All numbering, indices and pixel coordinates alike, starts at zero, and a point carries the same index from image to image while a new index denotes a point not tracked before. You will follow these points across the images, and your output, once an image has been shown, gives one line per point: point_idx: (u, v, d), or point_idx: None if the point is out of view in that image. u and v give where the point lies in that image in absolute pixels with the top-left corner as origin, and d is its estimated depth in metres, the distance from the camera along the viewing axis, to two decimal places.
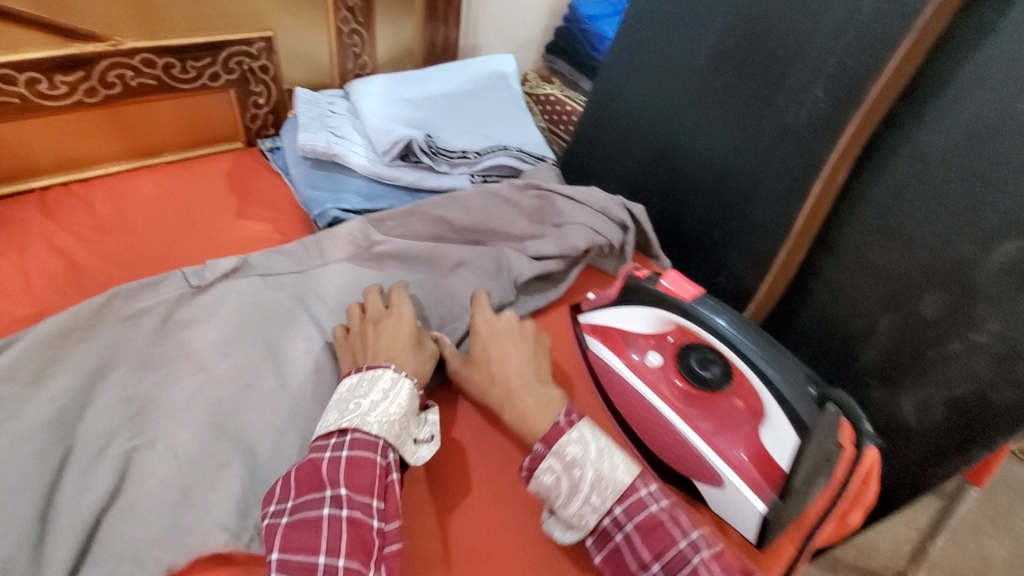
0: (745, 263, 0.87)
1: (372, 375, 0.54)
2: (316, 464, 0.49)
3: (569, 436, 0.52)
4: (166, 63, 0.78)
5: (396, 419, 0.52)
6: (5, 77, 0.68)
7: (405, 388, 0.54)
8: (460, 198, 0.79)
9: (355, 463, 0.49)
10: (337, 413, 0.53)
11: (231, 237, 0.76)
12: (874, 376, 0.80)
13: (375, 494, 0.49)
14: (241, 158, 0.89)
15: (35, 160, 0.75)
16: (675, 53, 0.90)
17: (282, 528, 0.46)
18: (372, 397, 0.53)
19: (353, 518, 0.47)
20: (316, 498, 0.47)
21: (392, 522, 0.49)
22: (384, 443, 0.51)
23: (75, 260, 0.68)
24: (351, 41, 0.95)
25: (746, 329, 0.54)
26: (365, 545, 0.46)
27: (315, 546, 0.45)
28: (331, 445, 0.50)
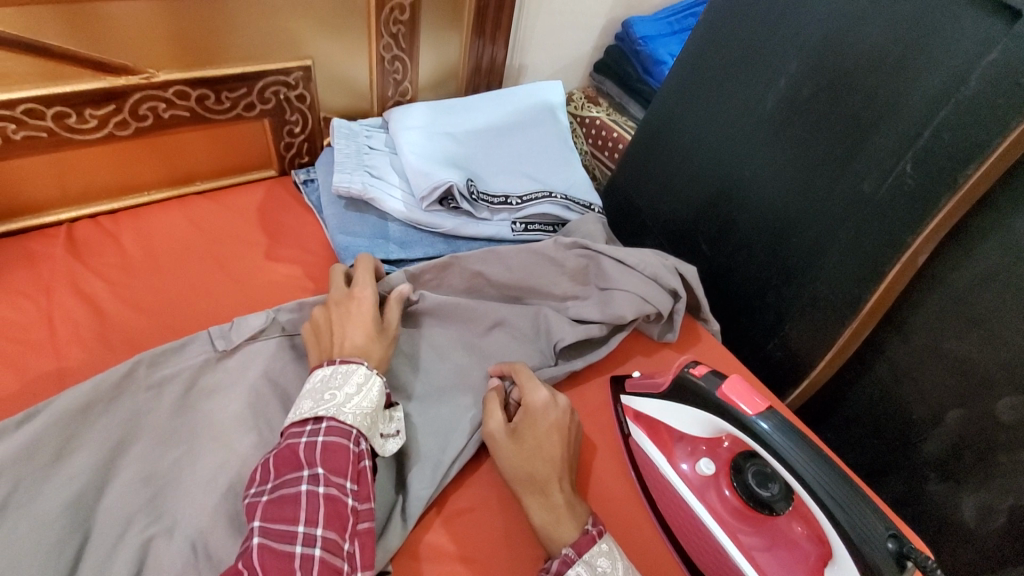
0: (801, 332, 0.81)
1: (347, 367, 0.55)
2: (294, 448, 0.49)
3: (601, 548, 0.50)
4: (200, 94, 0.74)
5: (368, 413, 0.53)
6: (34, 113, 0.64)
7: (376, 385, 0.55)
8: (501, 253, 0.74)
9: (331, 449, 0.49)
10: (311, 401, 0.52)
11: (260, 282, 0.73)
12: (934, 467, 0.74)
13: (349, 476, 0.49)
14: (273, 189, 0.85)
15: (64, 191, 0.73)
16: (739, 98, 0.82)
17: (261, 504, 0.46)
18: (347, 390, 0.53)
19: (329, 494, 0.47)
20: (294, 475, 0.47)
21: (366, 503, 0.49)
22: (358, 433, 0.51)
23: (101, 306, 0.66)
24: (392, 68, 0.90)
25: (799, 441, 0.48)
26: (342, 519, 0.46)
27: (294, 518, 0.45)
28: (307, 431, 0.50)
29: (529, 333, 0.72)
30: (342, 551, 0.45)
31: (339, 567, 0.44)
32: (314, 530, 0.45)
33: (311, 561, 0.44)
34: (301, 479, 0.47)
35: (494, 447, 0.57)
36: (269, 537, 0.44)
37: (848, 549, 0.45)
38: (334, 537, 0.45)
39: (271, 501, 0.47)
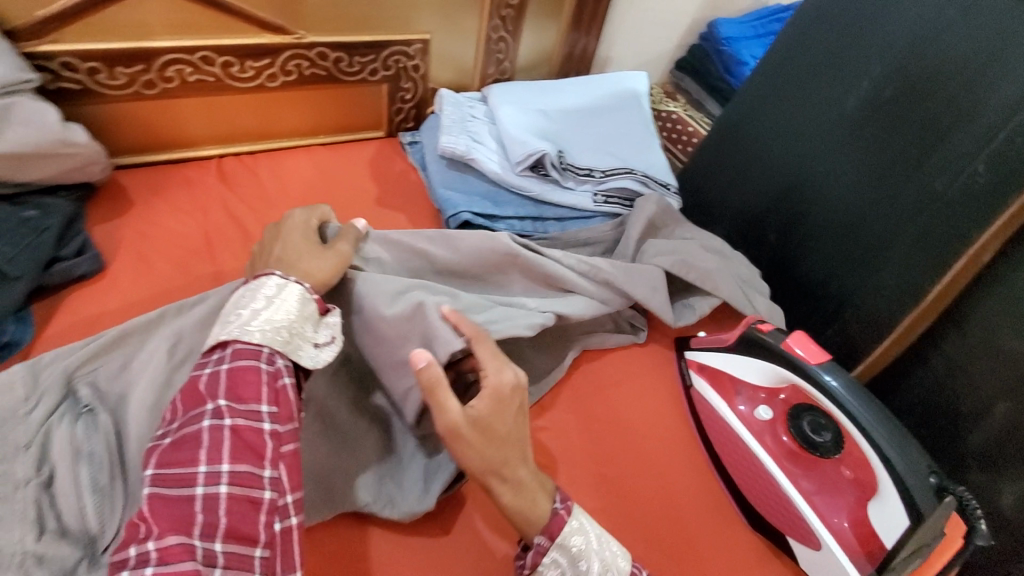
0: (861, 322, 0.85)
1: (257, 283, 0.53)
2: (198, 382, 0.46)
3: (571, 531, 0.50)
4: (337, 57, 0.85)
5: (278, 326, 0.50)
6: (207, 59, 0.77)
7: (289, 294, 0.53)
8: (452, 237, 0.68)
9: (238, 376, 0.46)
10: (217, 326, 0.50)
11: (372, 223, 0.83)
12: (978, 458, 0.77)
13: (263, 400, 0.46)
14: (382, 147, 0.96)
15: (217, 131, 0.85)
16: (820, 95, 0.87)
17: (160, 448, 0.43)
18: (254, 305, 0.51)
19: (237, 425, 0.44)
20: (195, 411, 0.44)
21: (288, 425, 0.47)
22: (269, 353, 0.49)
23: (245, 227, 0.77)
24: (497, 47, 1.00)
25: (861, 397, 0.55)
26: (257, 449, 0.44)
27: (193, 458, 0.42)
28: (210, 362, 0.48)
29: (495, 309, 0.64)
30: (260, 479, 0.43)
31: (256, 497, 0.43)
32: (219, 466, 0.42)
33: (217, 498, 0.41)
34: (203, 414, 0.44)
35: (451, 441, 0.48)
36: (163, 482, 0.41)
37: (890, 477, 0.51)
38: (246, 468, 0.43)
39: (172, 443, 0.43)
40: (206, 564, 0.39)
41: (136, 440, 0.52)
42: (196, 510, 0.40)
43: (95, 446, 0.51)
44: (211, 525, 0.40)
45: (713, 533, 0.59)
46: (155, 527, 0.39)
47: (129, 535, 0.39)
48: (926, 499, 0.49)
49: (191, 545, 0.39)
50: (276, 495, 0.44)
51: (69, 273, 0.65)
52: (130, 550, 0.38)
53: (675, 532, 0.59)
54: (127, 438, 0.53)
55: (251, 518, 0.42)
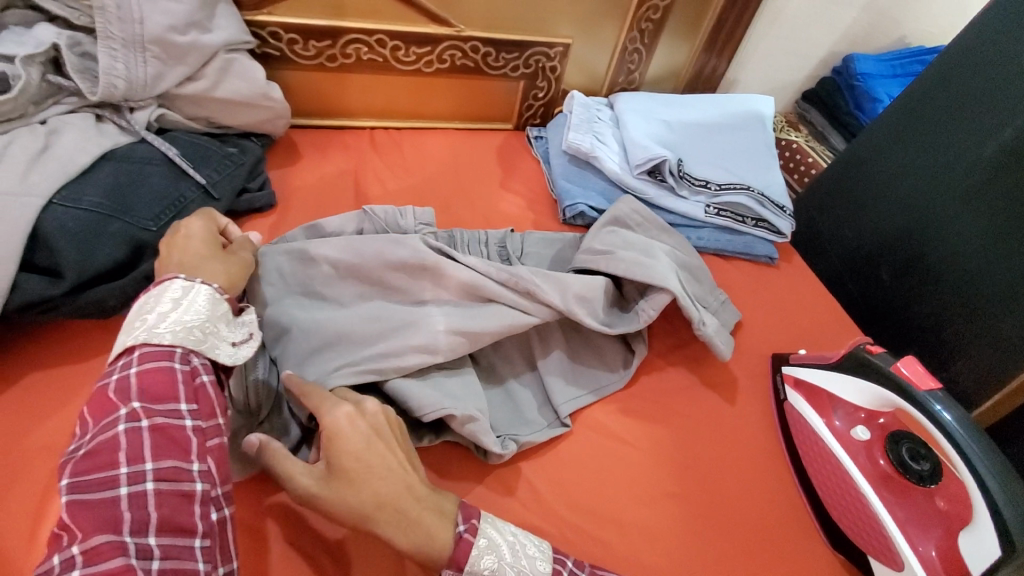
0: (975, 370, 0.85)
1: (160, 288, 0.52)
2: (106, 389, 0.46)
3: (476, 549, 0.49)
4: (487, 51, 0.95)
5: (188, 326, 0.50)
6: (381, 42, 0.89)
7: (198, 294, 0.52)
8: (355, 243, 0.68)
9: (150, 376, 0.46)
10: (124, 332, 0.50)
11: (494, 202, 0.91)
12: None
13: (181, 399, 0.47)
14: (509, 138, 1.04)
15: (373, 106, 0.97)
16: (955, 137, 0.85)
17: (75, 458, 0.43)
18: (160, 309, 0.50)
19: (157, 424, 0.45)
20: (109, 418, 0.44)
21: (210, 422, 0.48)
22: (184, 351, 0.49)
23: (387, 189, 0.87)
24: (630, 58, 1.05)
25: (975, 437, 0.53)
26: (182, 445, 0.45)
27: (113, 461, 0.42)
28: (117, 369, 0.47)
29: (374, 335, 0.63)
30: (187, 473, 0.44)
31: (186, 490, 0.44)
32: (143, 466, 0.43)
33: (145, 495, 0.42)
34: (118, 419, 0.44)
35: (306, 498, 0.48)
36: (81, 488, 0.41)
37: (988, 511, 0.51)
38: (172, 463, 0.44)
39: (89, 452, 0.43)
40: (142, 556, 0.40)
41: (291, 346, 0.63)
42: (123, 509, 0.41)
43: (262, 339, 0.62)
44: (141, 520, 0.41)
45: (785, 540, 0.60)
46: (80, 532, 0.39)
47: (53, 545, 0.40)
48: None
49: (120, 543, 0.40)
50: (208, 487, 0.45)
51: (252, 205, 0.77)
52: (53, 558, 0.38)
53: (749, 530, 0.60)
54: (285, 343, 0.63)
55: (184, 510, 0.43)
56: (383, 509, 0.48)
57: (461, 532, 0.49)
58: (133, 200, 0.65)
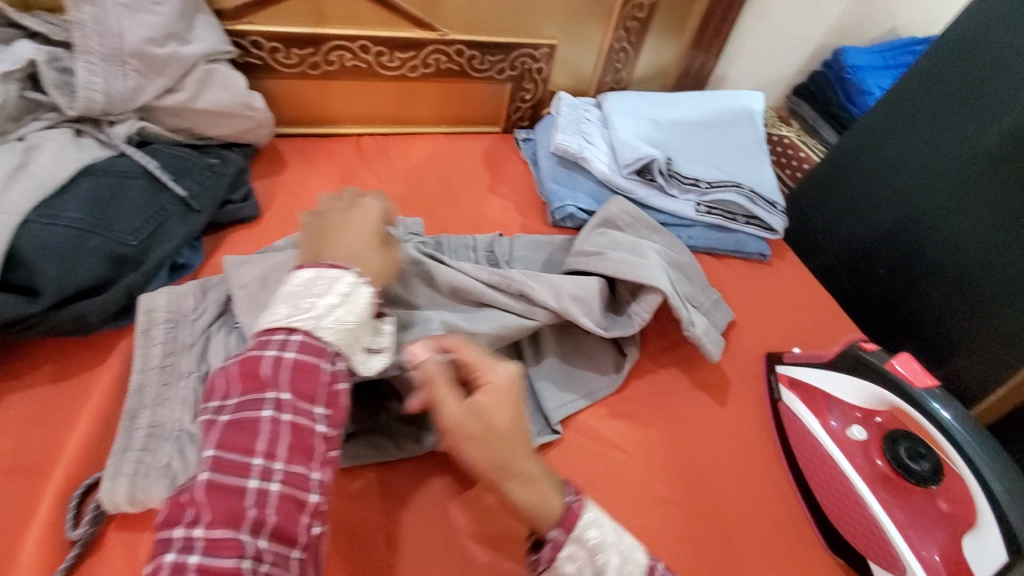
0: (977, 366, 0.82)
1: (332, 275, 0.52)
2: (258, 364, 0.46)
3: (587, 521, 0.47)
4: (471, 54, 0.94)
5: (348, 329, 0.50)
6: (364, 48, 0.88)
7: (361, 297, 0.53)
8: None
9: (302, 370, 0.46)
10: (288, 308, 0.49)
11: (482, 206, 0.90)
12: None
13: (318, 401, 0.46)
14: (497, 142, 1.03)
15: (358, 112, 0.96)
16: (954, 127, 0.84)
17: (219, 427, 0.43)
18: (328, 300, 0.51)
19: (295, 423, 0.44)
20: (255, 399, 0.44)
21: (338, 431, 0.47)
22: (334, 353, 0.49)
23: (373, 196, 0.86)
24: (617, 58, 1.04)
25: (977, 436, 0.52)
26: (308, 450, 0.44)
27: (249, 448, 0.42)
28: (273, 345, 0.47)
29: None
30: (306, 481, 0.43)
31: (302, 499, 0.43)
32: (273, 464, 0.42)
33: (268, 496, 0.41)
34: (263, 404, 0.44)
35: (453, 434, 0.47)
36: (221, 468, 0.41)
37: (991, 510, 0.50)
38: (297, 469, 0.43)
39: (230, 423, 0.44)
40: (253, 560, 0.39)
41: None
42: (248, 504, 0.41)
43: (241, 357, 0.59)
44: (258, 522, 0.40)
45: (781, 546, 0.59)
46: (205, 515, 0.39)
47: (175, 516, 0.40)
48: None
49: (239, 541, 0.39)
50: (320, 500, 0.44)
51: (234, 215, 0.76)
52: (176, 532, 0.39)
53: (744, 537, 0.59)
54: None
55: (294, 518, 0.42)
56: (518, 467, 0.47)
57: (574, 500, 0.47)
58: (114, 215, 0.64)
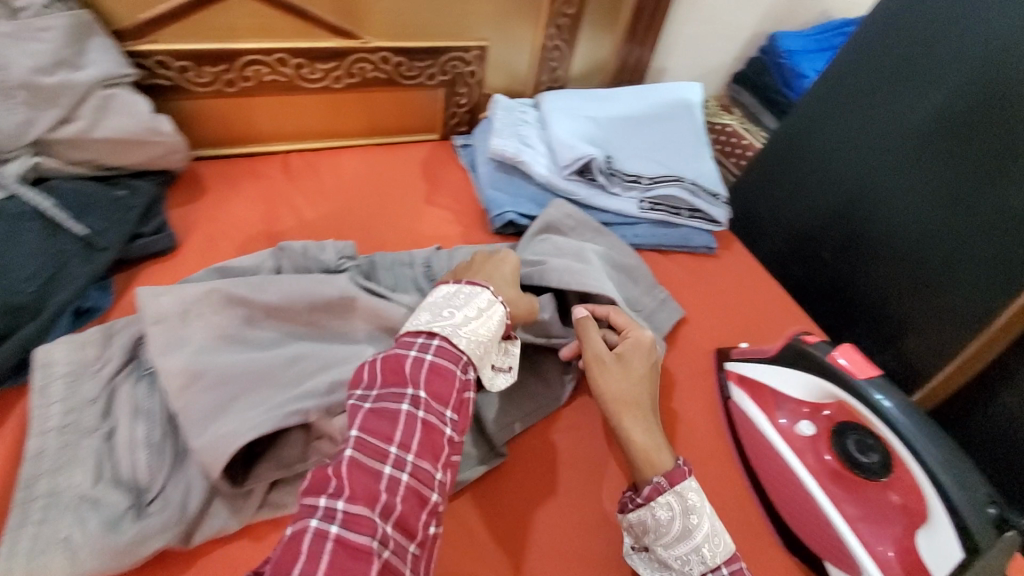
0: (923, 346, 0.82)
1: (472, 291, 0.61)
2: (401, 362, 0.53)
3: (692, 484, 0.54)
4: (398, 61, 0.90)
5: (482, 342, 0.58)
6: (281, 61, 0.83)
7: (496, 316, 0.60)
8: (280, 285, 0.65)
9: (436, 372, 0.54)
10: (428, 315, 0.58)
11: (421, 219, 0.87)
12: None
13: (449, 406, 0.53)
14: (435, 149, 1.00)
15: (282, 128, 0.91)
16: (887, 106, 0.83)
17: (363, 411, 0.50)
18: (465, 313, 0.59)
19: (427, 420, 0.51)
20: (398, 391, 0.51)
21: (460, 436, 0.54)
22: (466, 361, 0.56)
23: (303, 218, 0.82)
24: (551, 56, 1.02)
25: (920, 424, 0.51)
26: (433, 449, 0.50)
27: (389, 437, 0.49)
28: (416, 345, 0.55)
29: (297, 381, 0.60)
30: (429, 478, 0.49)
31: (424, 496, 0.48)
32: (405, 455, 0.48)
33: (399, 483, 0.47)
34: (403, 400, 0.51)
35: (596, 368, 0.62)
36: (365, 450, 0.48)
37: (942, 503, 0.48)
38: (425, 466, 0.49)
39: (370, 411, 0.51)
40: (381, 543, 0.44)
41: None
42: (383, 488, 0.46)
43: (152, 405, 0.57)
44: (389, 507, 0.46)
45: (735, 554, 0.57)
46: (347, 490, 0.45)
47: (321, 485, 0.45)
48: (982, 531, 0.45)
49: (373, 520, 0.44)
50: (437, 500, 0.49)
51: (145, 250, 0.72)
52: (320, 501, 0.44)
53: None
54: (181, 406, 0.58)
55: (415, 513, 0.47)
56: (637, 408, 0.60)
57: (683, 466, 0.55)
58: (3, 263, 0.59)
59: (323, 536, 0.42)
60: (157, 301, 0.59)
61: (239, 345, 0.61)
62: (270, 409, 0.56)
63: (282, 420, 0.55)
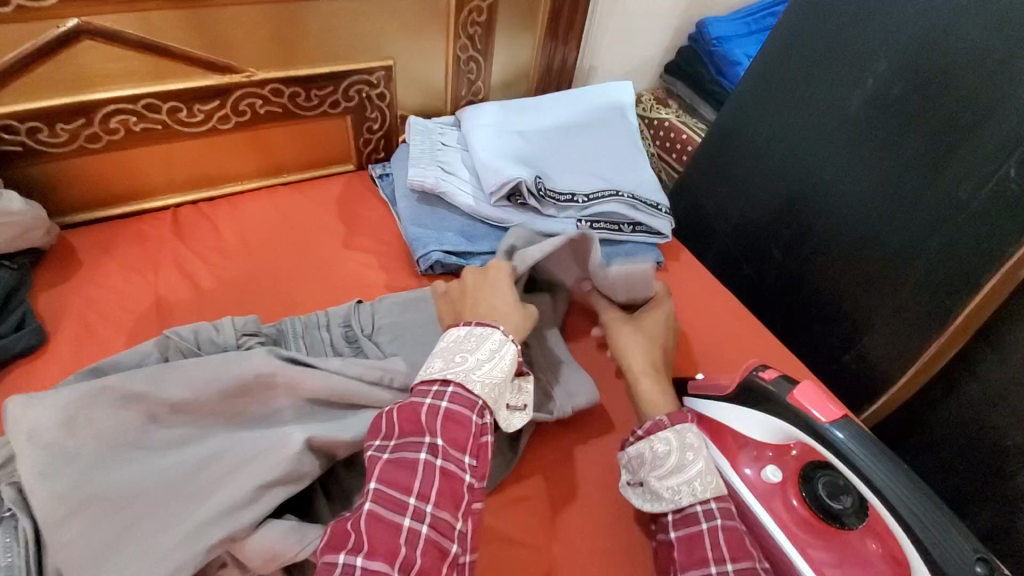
0: (883, 346, 0.78)
1: (482, 332, 0.55)
2: (418, 409, 0.49)
3: (693, 426, 0.54)
4: (293, 92, 0.80)
5: (496, 383, 0.52)
6: (152, 107, 0.72)
7: (509, 352, 0.54)
8: (182, 371, 0.52)
9: (454, 418, 0.49)
10: (441, 361, 0.53)
11: (338, 268, 0.78)
12: (1006, 503, 0.70)
13: (467, 452, 0.49)
14: (351, 182, 0.90)
15: (168, 181, 0.80)
16: (822, 95, 0.79)
17: (382, 461, 0.46)
18: (478, 355, 0.53)
19: (447, 469, 0.47)
20: (418, 439, 0.47)
21: (480, 483, 0.49)
22: (482, 405, 0.51)
23: (200, 283, 0.72)
24: (467, 68, 0.93)
25: (893, 470, 0.46)
26: (455, 497, 0.47)
27: (408, 487, 0.45)
28: (432, 393, 0.50)
29: (215, 491, 0.48)
30: (451, 530, 0.45)
31: (445, 546, 0.45)
32: (425, 505, 0.45)
33: (419, 536, 0.44)
34: (422, 447, 0.47)
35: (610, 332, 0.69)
36: (383, 501, 0.44)
37: (928, 563, 0.43)
38: (445, 516, 0.45)
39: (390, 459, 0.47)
40: None
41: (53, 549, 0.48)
42: (402, 542, 0.43)
43: (13, 559, 0.46)
44: (408, 562, 0.42)
45: None
46: (367, 545, 0.42)
47: (340, 541, 0.42)
48: None
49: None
50: (460, 551, 0.45)
51: (6, 352, 0.60)
52: (342, 557, 0.41)
53: None
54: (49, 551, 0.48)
55: (437, 566, 0.44)
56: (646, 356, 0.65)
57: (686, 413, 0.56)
58: None
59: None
60: (34, 409, 0.47)
61: (140, 453, 0.49)
62: (182, 542, 0.44)
63: (190, 558, 0.44)
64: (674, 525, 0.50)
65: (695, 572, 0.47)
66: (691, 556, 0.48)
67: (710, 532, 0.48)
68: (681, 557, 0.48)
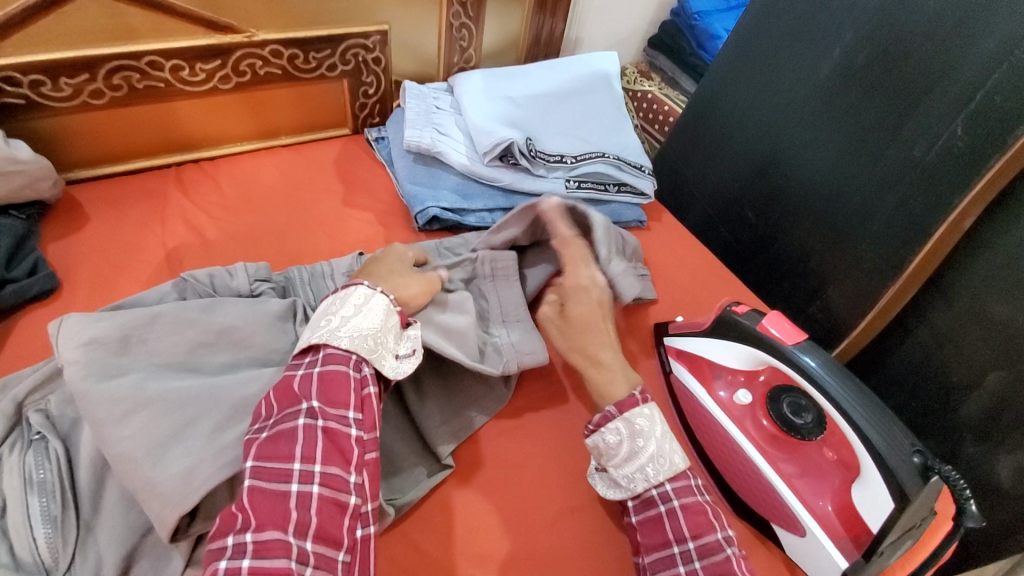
0: (846, 297, 0.84)
1: (346, 292, 0.56)
2: (291, 382, 0.49)
3: (641, 410, 0.54)
4: (292, 54, 0.83)
5: (365, 334, 0.53)
6: (154, 64, 0.74)
7: (376, 303, 0.55)
8: (229, 306, 0.59)
9: (329, 380, 0.49)
10: (310, 329, 0.54)
11: (339, 224, 0.81)
12: (948, 434, 0.78)
13: (350, 407, 0.49)
14: (347, 145, 0.93)
15: (169, 139, 0.82)
16: (794, 63, 0.84)
17: (259, 441, 0.46)
18: (344, 313, 0.54)
19: (329, 428, 0.47)
20: (293, 409, 0.47)
21: (371, 433, 0.50)
22: (358, 359, 0.52)
23: (206, 236, 0.75)
24: (459, 35, 0.97)
25: (844, 381, 0.53)
26: (344, 454, 0.47)
27: (290, 454, 0.45)
28: (303, 365, 0.51)
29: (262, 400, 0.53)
30: (346, 483, 0.46)
31: (343, 500, 0.45)
32: (312, 466, 0.45)
33: (310, 497, 0.44)
34: (299, 413, 0.47)
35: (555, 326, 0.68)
36: (263, 474, 0.44)
37: (875, 462, 0.50)
38: (336, 472, 0.46)
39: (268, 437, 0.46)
40: (300, 562, 0.42)
41: (86, 466, 0.51)
42: (292, 506, 0.43)
43: (46, 475, 0.49)
44: (303, 524, 0.43)
45: None
46: (254, 520, 0.42)
47: (228, 524, 0.42)
48: (912, 480, 0.47)
49: (287, 542, 0.42)
50: (360, 501, 0.46)
51: (22, 295, 0.63)
52: (228, 540, 0.41)
53: None
54: (81, 467, 0.51)
55: (337, 520, 0.45)
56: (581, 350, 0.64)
57: (636, 394, 0.56)
58: None
59: (234, 575, 0.39)
60: (90, 327, 0.51)
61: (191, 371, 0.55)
62: (241, 439, 0.50)
63: (219, 465, 0.48)
64: (635, 510, 0.53)
65: (658, 552, 0.50)
66: (653, 537, 0.51)
67: (667, 513, 0.51)
68: (644, 537, 0.52)
